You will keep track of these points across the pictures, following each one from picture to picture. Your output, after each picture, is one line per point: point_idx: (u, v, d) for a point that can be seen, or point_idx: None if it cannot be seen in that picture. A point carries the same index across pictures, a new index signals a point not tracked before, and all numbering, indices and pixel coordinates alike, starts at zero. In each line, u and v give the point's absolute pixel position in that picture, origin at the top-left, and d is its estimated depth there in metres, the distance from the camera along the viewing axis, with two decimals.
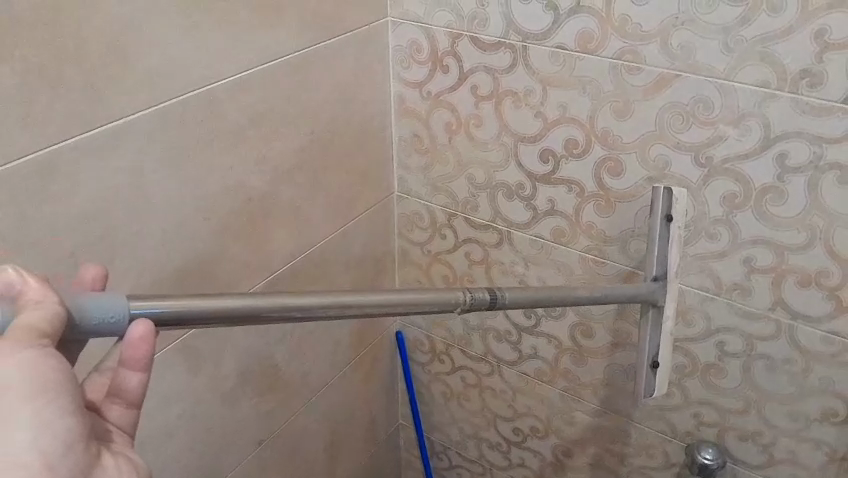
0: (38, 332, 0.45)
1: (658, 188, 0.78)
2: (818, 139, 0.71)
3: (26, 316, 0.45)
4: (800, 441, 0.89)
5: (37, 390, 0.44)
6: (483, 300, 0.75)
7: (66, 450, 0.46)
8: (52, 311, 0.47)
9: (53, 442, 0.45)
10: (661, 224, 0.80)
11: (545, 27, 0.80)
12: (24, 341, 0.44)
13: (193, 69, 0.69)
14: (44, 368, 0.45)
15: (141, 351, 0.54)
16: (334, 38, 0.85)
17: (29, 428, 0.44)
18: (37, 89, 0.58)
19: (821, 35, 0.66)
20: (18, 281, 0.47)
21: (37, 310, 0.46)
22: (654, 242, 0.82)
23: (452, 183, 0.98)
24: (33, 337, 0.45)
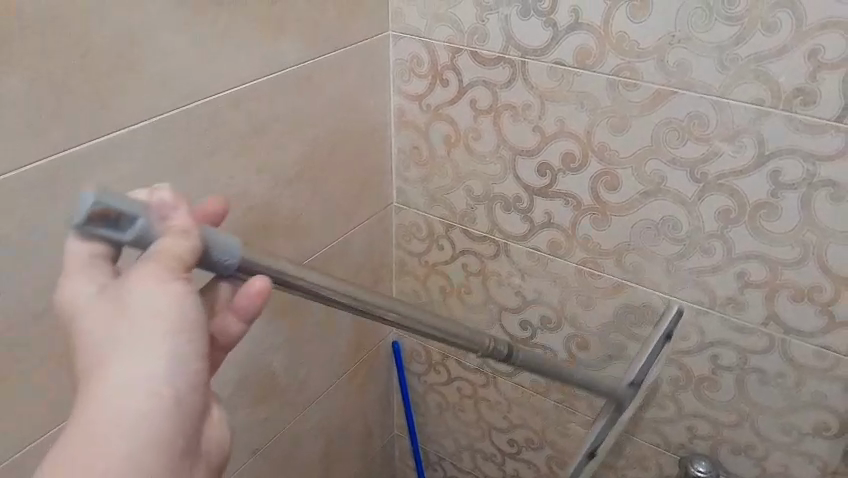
0: (182, 261, 0.48)
1: (674, 307, 0.88)
2: (811, 156, 0.72)
3: (171, 239, 0.47)
4: (792, 455, 0.90)
5: (180, 324, 0.47)
6: (501, 352, 0.84)
7: (188, 394, 0.48)
8: (193, 242, 0.49)
9: (183, 381, 0.47)
10: (659, 340, 0.90)
11: (544, 43, 0.81)
12: (173, 270, 0.47)
13: (195, 80, 0.70)
14: (188, 304, 0.48)
15: (252, 304, 0.57)
16: (336, 51, 0.86)
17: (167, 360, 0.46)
18: (43, 98, 0.58)
19: (815, 55, 0.67)
20: (169, 200, 0.49)
21: (179, 234, 0.48)
22: (645, 354, 0.91)
23: (450, 194, 0.99)
24: (183, 264, 0.48)
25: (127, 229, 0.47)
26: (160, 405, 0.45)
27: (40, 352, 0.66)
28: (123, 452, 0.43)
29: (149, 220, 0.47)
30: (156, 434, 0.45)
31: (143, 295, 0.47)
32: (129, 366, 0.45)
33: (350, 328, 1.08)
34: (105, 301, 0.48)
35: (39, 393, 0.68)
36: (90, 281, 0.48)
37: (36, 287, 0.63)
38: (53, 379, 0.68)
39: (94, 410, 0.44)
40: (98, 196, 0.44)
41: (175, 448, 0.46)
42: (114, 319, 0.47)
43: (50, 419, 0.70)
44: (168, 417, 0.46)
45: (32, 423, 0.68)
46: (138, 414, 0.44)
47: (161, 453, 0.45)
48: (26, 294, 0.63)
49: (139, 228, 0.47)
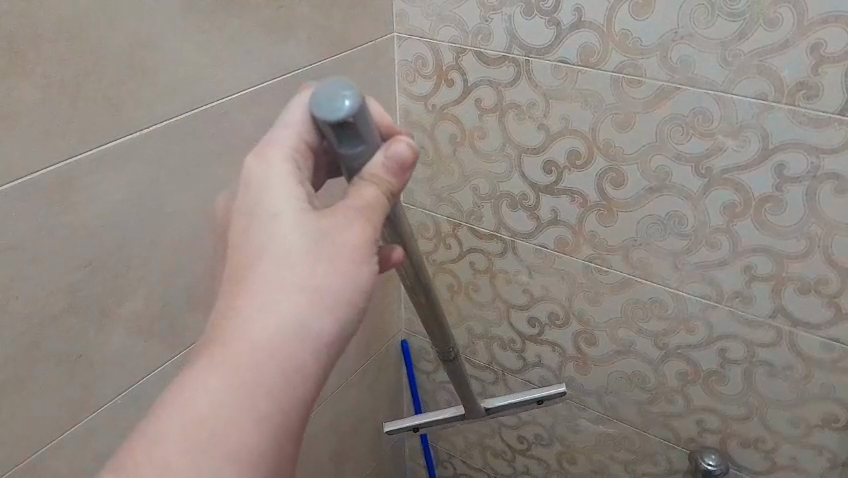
0: (374, 226, 0.50)
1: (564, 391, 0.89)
2: (815, 149, 0.72)
3: (378, 196, 0.49)
4: (801, 447, 0.90)
5: (354, 284, 0.49)
6: (445, 352, 0.81)
7: (340, 347, 0.50)
8: (387, 201, 0.50)
9: (340, 337, 0.49)
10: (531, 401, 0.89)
11: (547, 42, 0.82)
12: (365, 234, 0.49)
13: (204, 85, 0.71)
14: (364, 260, 0.50)
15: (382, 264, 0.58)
16: (341, 53, 0.87)
17: (333, 313, 0.48)
18: (57, 104, 0.59)
19: (817, 49, 0.68)
20: (403, 153, 0.48)
21: (381, 188, 0.49)
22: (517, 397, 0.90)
23: (457, 194, 1.00)
24: (375, 218, 0.49)
25: (346, 146, 0.48)
26: (317, 355, 0.48)
27: (58, 353, 0.67)
28: (282, 386, 0.46)
29: (369, 149, 0.48)
30: (308, 378, 0.48)
31: (330, 238, 0.48)
32: (302, 305, 0.47)
33: (359, 326, 1.09)
34: (295, 218, 0.48)
35: (57, 394, 0.69)
36: (287, 182, 0.49)
37: (52, 290, 0.65)
38: (70, 380, 0.70)
39: (267, 335, 0.46)
40: (350, 111, 0.45)
41: (317, 393, 0.49)
42: (296, 245, 0.48)
43: (67, 419, 0.71)
44: (321, 367, 0.48)
45: (50, 424, 0.69)
46: (300, 357, 0.47)
47: (307, 397, 0.48)
48: (44, 297, 0.64)
49: (356, 154, 0.48)
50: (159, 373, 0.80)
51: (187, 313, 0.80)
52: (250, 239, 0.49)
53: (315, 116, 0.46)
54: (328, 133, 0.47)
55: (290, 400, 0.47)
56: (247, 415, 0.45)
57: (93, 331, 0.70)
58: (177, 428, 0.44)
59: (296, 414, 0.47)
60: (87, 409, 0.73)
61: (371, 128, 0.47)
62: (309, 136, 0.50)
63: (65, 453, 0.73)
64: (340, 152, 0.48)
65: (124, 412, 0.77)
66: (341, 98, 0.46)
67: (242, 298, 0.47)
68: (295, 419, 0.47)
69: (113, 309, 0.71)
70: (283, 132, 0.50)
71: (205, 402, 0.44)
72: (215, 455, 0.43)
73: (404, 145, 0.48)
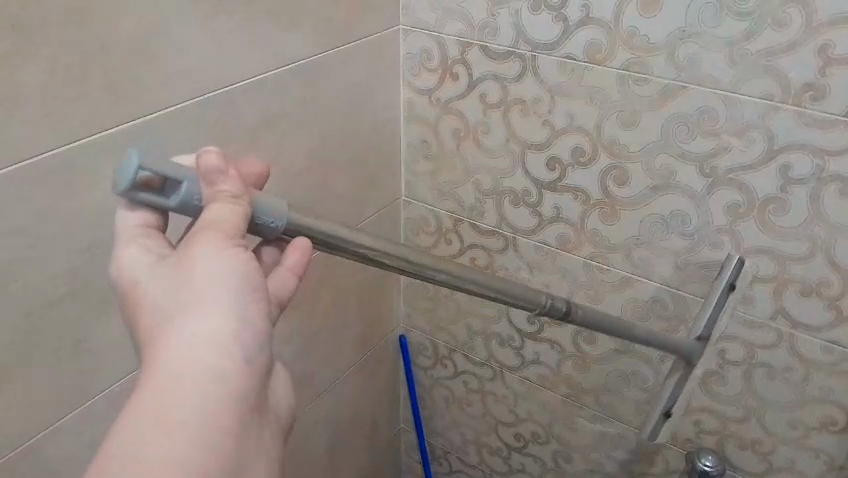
0: (237, 229, 0.48)
1: (732, 255, 0.82)
2: (820, 151, 0.72)
3: (225, 205, 0.48)
4: (799, 449, 0.90)
5: (243, 280, 0.47)
6: (560, 310, 0.77)
7: (253, 349, 0.47)
8: (240, 207, 0.49)
9: (246, 336, 0.46)
10: (723, 291, 0.84)
11: (555, 37, 0.81)
12: (233, 238, 0.47)
13: (209, 73, 0.71)
14: (244, 257, 0.47)
15: (297, 262, 0.56)
16: (347, 45, 0.87)
17: (225, 314, 0.46)
18: (62, 87, 0.59)
19: (825, 50, 0.67)
20: (213, 160, 0.48)
21: (222, 200, 0.48)
22: (710, 305, 0.85)
23: (459, 189, 1.00)
24: (236, 225, 0.48)
25: (172, 195, 0.48)
26: (226, 360, 0.45)
27: (56, 339, 0.67)
28: (202, 399, 0.43)
29: (190, 183, 0.47)
30: (226, 383, 0.44)
31: (197, 257, 0.46)
32: (193, 324, 0.45)
33: (356, 321, 1.09)
34: (160, 271, 0.48)
35: (54, 381, 0.68)
36: (143, 253, 0.49)
37: (52, 275, 0.64)
38: (68, 367, 0.69)
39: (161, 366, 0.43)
40: (140, 167, 0.45)
41: (246, 401, 0.46)
42: (168, 290, 0.47)
43: (63, 406, 0.70)
44: (237, 372, 0.45)
45: (46, 410, 0.69)
46: (205, 366, 0.44)
47: (234, 405, 0.44)
48: (44, 282, 0.64)
49: (184, 194, 0.47)
50: None
51: None
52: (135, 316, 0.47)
53: (118, 195, 0.46)
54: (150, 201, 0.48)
55: (214, 411, 0.43)
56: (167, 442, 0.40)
57: (92, 318, 0.69)
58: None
59: (226, 425, 0.43)
60: (84, 396, 0.72)
61: (172, 165, 0.47)
62: (145, 214, 0.50)
63: (62, 441, 0.72)
64: (172, 206, 0.48)
65: (121, 399, 0.76)
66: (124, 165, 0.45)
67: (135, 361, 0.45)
68: (228, 433, 0.43)
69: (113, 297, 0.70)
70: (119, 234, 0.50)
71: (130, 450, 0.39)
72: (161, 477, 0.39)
73: (208, 153, 0.48)
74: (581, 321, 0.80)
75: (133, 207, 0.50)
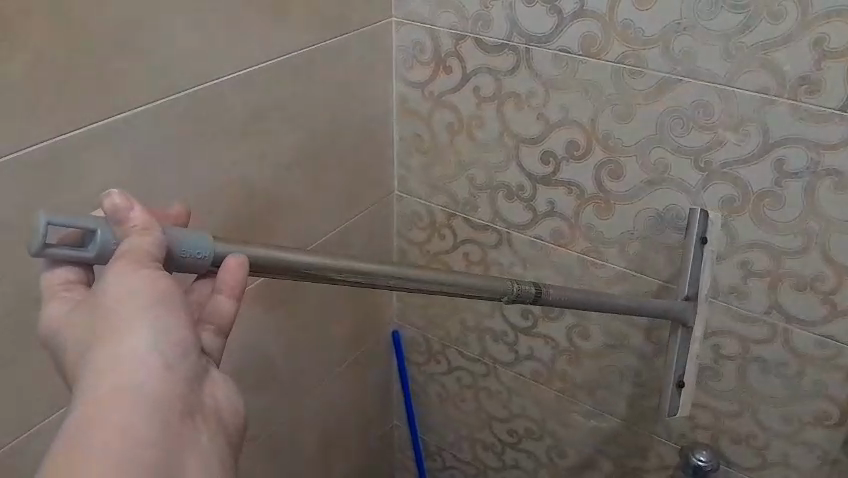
0: (150, 256, 0.47)
1: (695, 209, 0.80)
2: (815, 145, 0.72)
3: (133, 237, 0.48)
4: (792, 444, 0.90)
5: (154, 295, 0.46)
6: (529, 293, 0.76)
7: (174, 357, 0.45)
8: (153, 237, 0.48)
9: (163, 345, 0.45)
10: (696, 246, 0.81)
11: (549, 30, 0.81)
12: (142, 263, 0.47)
13: (199, 65, 0.70)
14: (155, 276, 0.47)
15: (237, 278, 0.54)
16: (339, 38, 0.86)
17: (136, 329, 0.44)
18: (48, 79, 0.58)
19: (821, 43, 0.67)
20: (118, 199, 0.48)
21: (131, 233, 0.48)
22: (688, 263, 0.82)
23: (452, 184, 0.99)
24: (144, 251, 0.47)
25: (91, 246, 0.48)
26: (144, 372, 0.43)
27: None
28: (114, 417, 0.41)
29: (101, 229, 0.48)
30: (143, 396, 0.42)
31: (107, 284, 0.46)
32: (106, 349, 0.44)
33: (349, 317, 1.08)
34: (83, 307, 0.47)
35: (39, 378, 0.67)
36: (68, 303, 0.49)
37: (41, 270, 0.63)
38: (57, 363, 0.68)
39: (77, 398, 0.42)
40: (48, 221, 0.45)
41: (173, 410, 0.44)
42: (86, 323, 0.46)
43: (50, 403, 0.69)
44: (157, 382, 0.44)
45: (34, 408, 0.68)
46: (120, 383, 0.42)
47: (157, 413, 0.43)
48: (30, 277, 0.63)
49: (99, 242, 0.48)
50: None
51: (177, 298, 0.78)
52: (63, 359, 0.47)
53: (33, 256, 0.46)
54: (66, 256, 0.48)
55: (131, 425, 0.41)
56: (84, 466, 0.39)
57: None
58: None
59: (149, 436, 0.41)
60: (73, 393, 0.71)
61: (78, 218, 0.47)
62: (71, 272, 0.50)
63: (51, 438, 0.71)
64: (91, 257, 0.48)
65: None
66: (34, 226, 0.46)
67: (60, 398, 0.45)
68: (152, 443, 0.41)
69: None
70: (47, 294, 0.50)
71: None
72: None
73: (111, 193, 0.48)
74: (554, 303, 0.78)
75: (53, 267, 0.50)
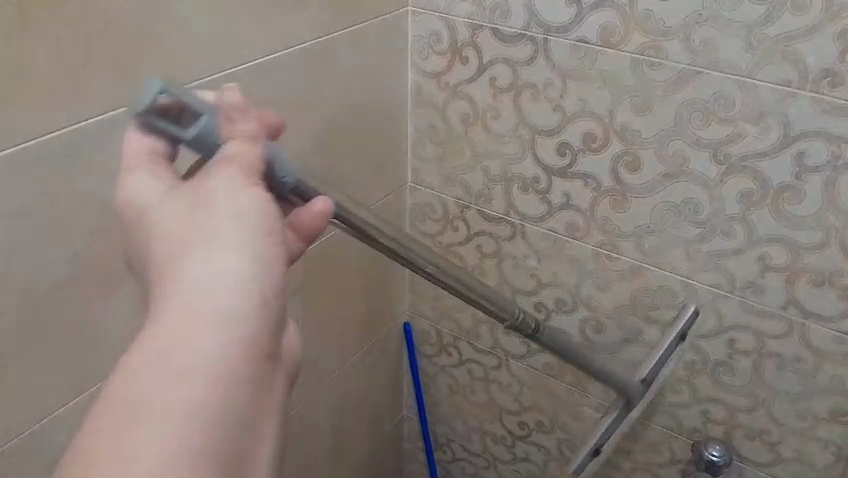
0: (254, 176, 0.49)
1: (690, 306, 0.89)
2: (837, 138, 0.71)
3: (239, 148, 0.49)
4: (806, 440, 0.90)
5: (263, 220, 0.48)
6: (530, 325, 0.90)
7: (262, 293, 0.46)
8: (256, 149, 0.50)
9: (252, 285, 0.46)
10: (673, 340, 0.91)
11: (568, 20, 0.80)
12: (249, 181, 0.49)
13: (216, 54, 0.69)
14: (258, 203, 0.48)
15: (316, 223, 0.54)
16: (355, 27, 0.85)
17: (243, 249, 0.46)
18: (67, 66, 0.58)
19: (844, 35, 0.66)
20: (234, 99, 0.53)
21: (239, 142, 0.49)
22: (659, 352, 0.92)
23: (466, 175, 0.98)
24: (251, 168, 0.49)
25: (190, 128, 0.50)
26: (247, 294, 0.45)
27: (61, 323, 0.66)
28: (219, 322, 0.44)
29: (209, 116, 0.50)
30: (240, 315, 0.45)
31: (215, 193, 0.47)
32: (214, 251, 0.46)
33: (361, 309, 1.08)
34: (178, 205, 0.49)
35: (55, 366, 0.67)
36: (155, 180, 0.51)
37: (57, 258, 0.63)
38: (73, 353, 0.68)
39: (177, 279, 0.45)
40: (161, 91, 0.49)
41: (255, 343, 0.45)
42: (181, 221, 0.48)
43: (66, 393, 0.69)
44: (239, 322, 0.44)
45: (51, 396, 0.68)
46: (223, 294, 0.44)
47: (241, 339, 0.44)
48: (46, 265, 0.63)
49: (204, 126, 0.49)
50: None
51: None
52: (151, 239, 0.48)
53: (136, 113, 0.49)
54: (165, 126, 0.50)
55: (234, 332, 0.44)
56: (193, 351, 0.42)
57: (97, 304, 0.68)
58: (132, 367, 0.41)
59: (239, 351, 0.44)
60: (88, 383, 0.71)
61: (194, 99, 0.50)
62: (160, 149, 0.52)
63: (67, 428, 0.71)
64: (188, 139, 0.50)
65: None
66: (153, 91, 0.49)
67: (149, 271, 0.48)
68: (238, 363, 0.43)
69: (118, 283, 0.69)
70: (130, 160, 0.52)
71: (156, 352, 0.42)
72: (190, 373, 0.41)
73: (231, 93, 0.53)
74: (545, 342, 0.92)
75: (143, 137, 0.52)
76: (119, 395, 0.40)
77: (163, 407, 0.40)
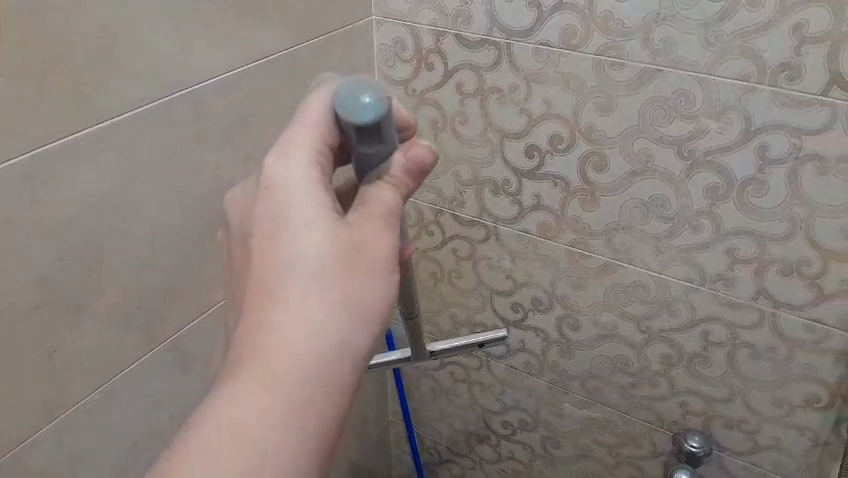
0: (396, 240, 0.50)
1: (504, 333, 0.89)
2: (797, 131, 0.72)
3: (394, 202, 0.49)
4: (783, 428, 0.91)
5: (389, 295, 0.49)
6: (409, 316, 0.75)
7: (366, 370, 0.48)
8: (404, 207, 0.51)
9: (367, 361, 0.47)
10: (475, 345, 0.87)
11: (529, 24, 0.80)
12: (391, 249, 0.49)
13: (178, 72, 0.69)
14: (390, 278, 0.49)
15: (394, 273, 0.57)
16: (319, 38, 0.85)
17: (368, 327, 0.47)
18: (25, 92, 0.57)
19: (799, 29, 0.67)
20: (425, 158, 0.49)
21: (399, 191, 0.50)
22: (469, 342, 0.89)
23: (438, 180, 0.99)
24: (395, 224, 0.49)
25: (366, 146, 0.48)
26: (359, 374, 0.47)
27: (32, 349, 0.66)
28: (334, 403, 0.45)
29: (389, 150, 0.48)
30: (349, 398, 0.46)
31: (364, 254, 0.47)
32: (348, 319, 0.46)
33: None
34: (330, 231, 0.47)
35: (29, 392, 0.67)
36: (310, 180, 0.47)
37: (25, 283, 0.63)
38: (46, 378, 0.68)
39: (312, 320, 0.45)
40: (378, 112, 0.46)
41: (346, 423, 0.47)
42: (319, 260, 0.46)
43: (40, 419, 0.69)
44: (347, 397, 0.46)
45: (24, 422, 0.68)
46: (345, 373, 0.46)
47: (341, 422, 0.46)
48: (14, 291, 0.62)
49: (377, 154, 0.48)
50: (140, 367, 0.78)
51: (166, 305, 0.78)
52: (280, 254, 0.46)
53: (344, 112, 0.46)
54: (349, 131, 0.47)
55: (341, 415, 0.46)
56: (311, 418, 0.44)
57: (68, 327, 0.68)
58: (258, 415, 0.42)
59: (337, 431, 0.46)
60: (62, 407, 0.71)
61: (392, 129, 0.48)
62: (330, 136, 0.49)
63: (43, 453, 0.71)
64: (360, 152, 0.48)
65: (100, 409, 0.75)
66: (367, 99, 0.46)
67: (272, 271, 0.46)
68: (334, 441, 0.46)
69: (89, 305, 0.69)
70: (300, 129, 0.48)
71: (276, 418, 0.43)
72: (304, 450, 0.43)
73: (425, 147, 0.50)
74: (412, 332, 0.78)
75: (328, 120, 0.48)
76: (243, 441, 0.42)
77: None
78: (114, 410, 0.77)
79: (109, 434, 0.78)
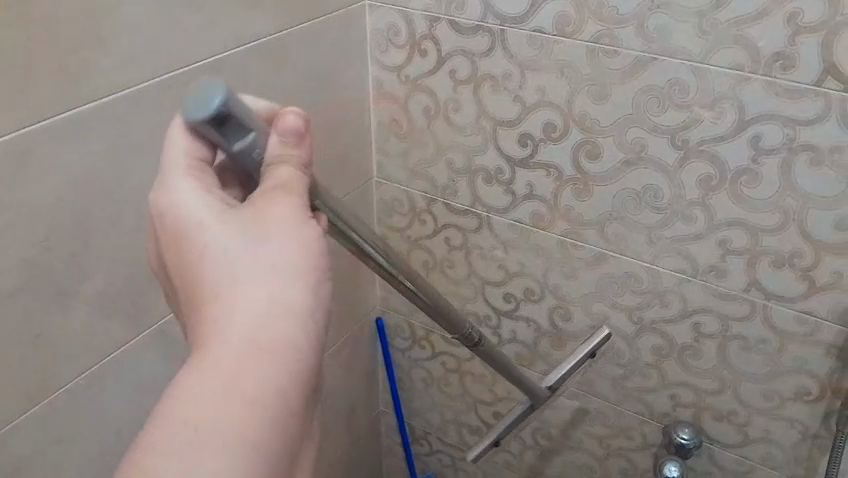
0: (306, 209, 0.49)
1: (603, 330, 0.92)
2: (791, 121, 0.72)
3: (290, 172, 0.49)
4: (773, 420, 0.91)
5: (315, 251, 0.48)
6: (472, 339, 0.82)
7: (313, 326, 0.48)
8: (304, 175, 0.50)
9: (307, 317, 0.47)
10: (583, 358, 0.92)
11: (523, 10, 0.80)
12: (302, 215, 0.49)
13: (168, 53, 0.68)
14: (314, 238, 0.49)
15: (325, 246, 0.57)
16: (311, 22, 0.85)
17: (298, 285, 0.47)
18: (9, 72, 0.57)
19: (794, 18, 0.67)
20: (295, 123, 0.49)
21: (292, 163, 0.49)
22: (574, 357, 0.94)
23: (431, 169, 0.98)
24: (300, 192, 0.49)
25: (235, 141, 0.48)
26: (302, 330, 0.46)
27: (16, 332, 0.65)
28: (275, 363, 0.45)
29: (259, 135, 0.48)
30: (296, 355, 0.46)
31: (275, 221, 0.47)
32: (269, 284, 0.46)
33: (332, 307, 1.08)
34: (232, 218, 0.48)
35: (12, 376, 0.66)
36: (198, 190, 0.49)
37: (9, 266, 0.62)
38: (31, 361, 0.67)
39: (232, 299, 0.46)
40: (223, 100, 0.46)
41: (305, 383, 0.46)
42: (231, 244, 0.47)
43: (24, 404, 0.69)
44: (293, 356, 0.46)
45: (8, 406, 0.67)
46: (278, 333, 0.45)
47: (295, 382, 0.45)
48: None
49: (249, 141, 0.48)
50: (127, 352, 0.78)
51: (154, 289, 0.78)
52: (194, 254, 0.48)
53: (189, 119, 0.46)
54: (211, 135, 0.48)
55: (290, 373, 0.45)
56: (249, 381, 0.43)
57: (53, 311, 0.67)
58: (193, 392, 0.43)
59: (291, 391, 0.45)
60: (47, 392, 0.70)
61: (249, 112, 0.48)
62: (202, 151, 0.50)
63: (28, 437, 0.70)
64: (233, 152, 0.48)
65: (86, 394, 0.75)
66: (210, 97, 0.46)
67: (193, 271, 0.48)
68: (292, 401, 0.45)
69: (75, 288, 0.69)
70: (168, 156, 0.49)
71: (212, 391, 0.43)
72: (255, 413, 0.43)
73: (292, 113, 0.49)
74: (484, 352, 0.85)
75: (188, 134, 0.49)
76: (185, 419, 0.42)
77: (233, 446, 0.42)
78: (100, 395, 0.76)
79: (95, 420, 0.77)
